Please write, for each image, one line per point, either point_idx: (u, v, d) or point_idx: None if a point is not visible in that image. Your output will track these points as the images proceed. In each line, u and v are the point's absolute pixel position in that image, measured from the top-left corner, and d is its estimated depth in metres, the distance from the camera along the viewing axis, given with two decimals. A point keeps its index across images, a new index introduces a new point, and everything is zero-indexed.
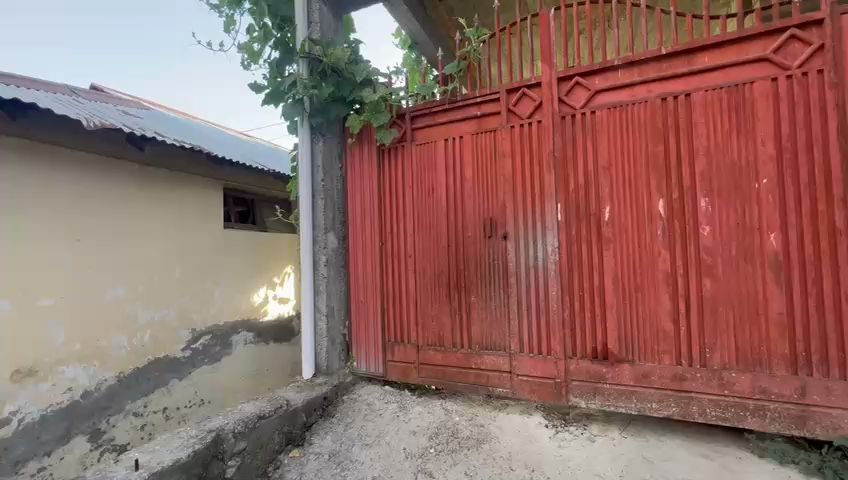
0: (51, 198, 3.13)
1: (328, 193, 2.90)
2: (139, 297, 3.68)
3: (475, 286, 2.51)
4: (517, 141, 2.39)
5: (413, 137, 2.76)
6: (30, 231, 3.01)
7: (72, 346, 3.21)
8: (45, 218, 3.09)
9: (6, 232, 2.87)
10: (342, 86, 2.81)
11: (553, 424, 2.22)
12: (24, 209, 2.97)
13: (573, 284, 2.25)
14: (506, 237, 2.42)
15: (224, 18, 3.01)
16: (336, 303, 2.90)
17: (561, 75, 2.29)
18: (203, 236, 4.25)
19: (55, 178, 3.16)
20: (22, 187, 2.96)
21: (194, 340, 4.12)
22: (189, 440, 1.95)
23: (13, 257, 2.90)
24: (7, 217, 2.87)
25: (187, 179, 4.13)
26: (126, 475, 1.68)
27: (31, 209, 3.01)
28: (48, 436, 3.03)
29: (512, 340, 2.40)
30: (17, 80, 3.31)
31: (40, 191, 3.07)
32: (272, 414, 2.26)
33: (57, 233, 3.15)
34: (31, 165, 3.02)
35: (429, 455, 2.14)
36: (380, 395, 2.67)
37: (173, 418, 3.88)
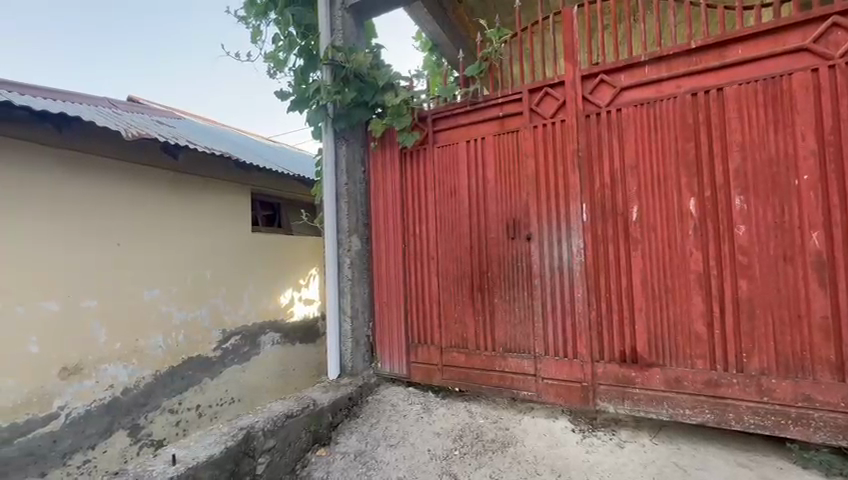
0: (52, 203, 3.08)
1: (352, 195, 2.96)
2: (173, 298, 3.84)
3: (498, 288, 2.50)
4: (540, 140, 2.36)
5: (435, 139, 2.77)
6: (37, 232, 2.99)
7: (113, 345, 3.39)
8: (53, 218, 3.08)
9: (8, 230, 2.83)
10: (364, 91, 2.85)
11: (580, 428, 2.18)
12: (32, 210, 2.96)
13: (600, 286, 2.20)
14: (530, 238, 2.39)
15: (251, 29, 3.11)
16: (361, 305, 2.95)
17: (586, 73, 2.25)
18: (232, 239, 4.40)
19: (64, 181, 3.16)
20: (23, 189, 2.92)
21: (225, 340, 4.27)
22: (222, 437, 2.02)
23: (26, 255, 2.92)
24: (6, 216, 2.82)
25: (217, 184, 4.28)
26: (165, 469, 1.76)
27: (30, 208, 2.95)
28: (92, 430, 3.21)
29: (537, 343, 2.37)
30: (63, 96, 3.54)
31: (47, 193, 3.05)
32: (300, 413, 2.31)
33: (58, 233, 3.10)
34: (44, 167, 3.04)
35: (454, 457, 2.14)
36: (404, 396, 2.69)
37: (205, 415, 4.02)
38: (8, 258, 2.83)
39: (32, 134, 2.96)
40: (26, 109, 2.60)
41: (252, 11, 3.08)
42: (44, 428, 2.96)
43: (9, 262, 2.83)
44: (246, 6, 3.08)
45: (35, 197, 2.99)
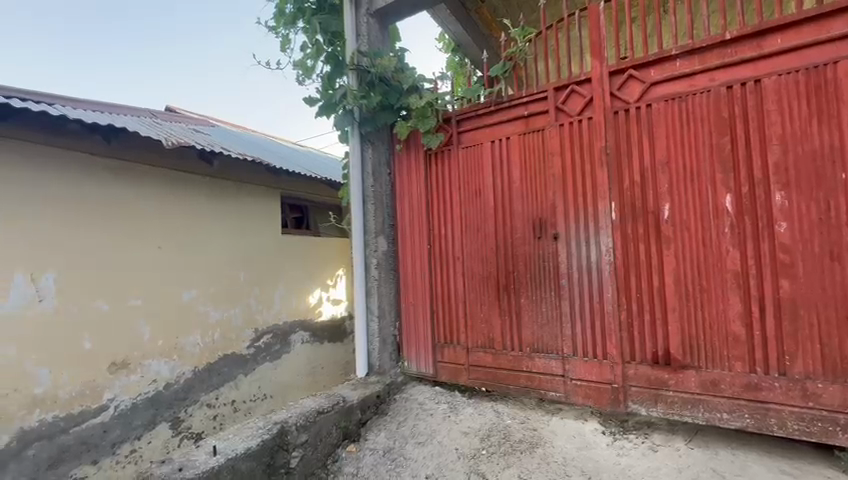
0: (95, 207, 3.26)
1: (378, 197, 3.01)
2: (210, 298, 4.02)
3: (525, 288, 2.49)
4: (567, 139, 2.34)
5: (460, 140, 2.78)
6: (85, 236, 3.19)
7: (156, 341, 3.59)
8: (100, 222, 3.28)
9: (59, 234, 3.04)
10: (390, 95, 2.91)
11: (610, 431, 2.14)
12: (79, 215, 3.16)
13: (630, 286, 2.15)
14: (557, 238, 2.37)
15: (280, 38, 3.21)
16: (388, 304, 3.00)
17: (614, 69, 2.21)
18: (263, 241, 4.55)
19: (110, 188, 3.36)
20: (72, 195, 3.13)
21: (258, 338, 4.43)
22: (258, 431, 2.11)
23: (75, 257, 3.12)
24: (58, 219, 3.04)
25: (249, 189, 4.44)
26: (206, 459, 1.85)
27: (72, 213, 3.12)
28: (138, 422, 3.41)
29: (565, 343, 2.34)
30: (109, 108, 3.77)
31: (91, 199, 3.24)
32: (331, 410, 2.38)
33: (104, 237, 3.30)
34: (91, 175, 3.25)
35: (482, 456, 2.16)
36: (431, 395, 2.72)
37: (240, 410, 4.19)
38: (61, 259, 3.05)
39: (81, 145, 3.18)
40: (78, 122, 2.80)
41: (281, 21, 3.18)
42: (95, 419, 3.17)
43: (62, 264, 3.05)
44: (275, 16, 3.19)
45: (84, 202, 3.20)
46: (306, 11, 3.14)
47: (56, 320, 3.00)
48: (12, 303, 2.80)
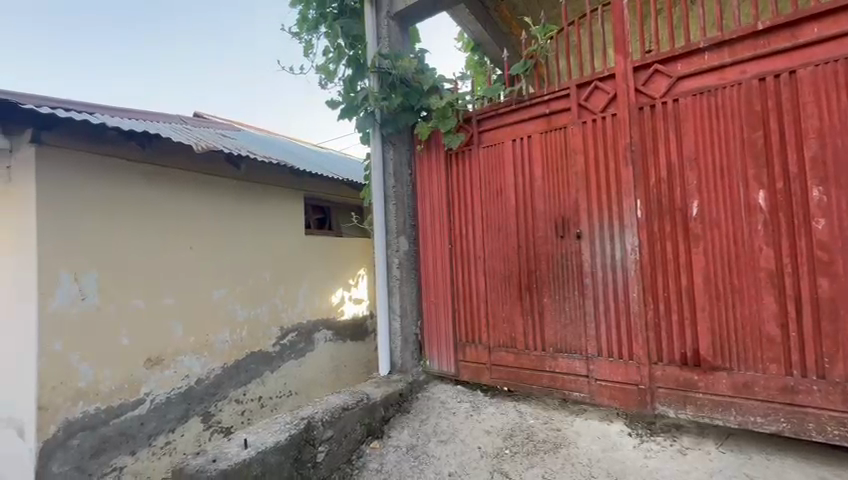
0: (131, 209, 3.42)
1: (399, 197, 3.05)
2: (237, 297, 4.15)
3: (547, 287, 2.47)
4: (589, 136, 2.31)
5: (480, 140, 2.78)
6: (122, 237, 3.35)
7: (187, 338, 3.73)
8: (136, 224, 3.44)
9: (99, 235, 3.21)
10: (410, 96, 2.93)
11: (637, 432, 2.09)
12: (117, 217, 3.33)
13: (657, 286, 2.11)
14: (580, 237, 2.35)
15: (303, 43, 3.29)
16: (409, 304, 3.03)
17: (638, 64, 2.17)
18: (287, 242, 4.66)
19: (145, 192, 3.52)
20: (111, 199, 3.30)
21: (283, 336, 4.55)
22: (286, 426, 2.17)
23: (113, 258, 3.29)
24: (98, 221, 3.22)
25: (274, 191, 4.56)
26: (238, 451, 1.92)
27: (111, 216, 3.29)
28: (172, 415, 3.56)
29: (589, 343, 2.32)
30: (142, 116, 3.94)
31: (128, 202, 3.40)
32: (355, 406, 2.43)
33: (140, 238, 3.46)
34: (128, 180, 3.42)
35: (505, 455, 2.15)
36: (453, 394, 2.74)
37: (266, 406, 4.31)
38: (101, 259, 3.22)
39: (118, 151, 3.35)
40: (116, 129, 2.95)
41: (304, 26, 3.26)
42: (133, 412, 3.33)
43: (103, 263, 3.22)
44: (298, 22, 3.27)
45: (121, 205, 3.36)
46: (328, 16, 3.21)
47: (97, 317, 3.17)
48: (59, 301, 2.96)
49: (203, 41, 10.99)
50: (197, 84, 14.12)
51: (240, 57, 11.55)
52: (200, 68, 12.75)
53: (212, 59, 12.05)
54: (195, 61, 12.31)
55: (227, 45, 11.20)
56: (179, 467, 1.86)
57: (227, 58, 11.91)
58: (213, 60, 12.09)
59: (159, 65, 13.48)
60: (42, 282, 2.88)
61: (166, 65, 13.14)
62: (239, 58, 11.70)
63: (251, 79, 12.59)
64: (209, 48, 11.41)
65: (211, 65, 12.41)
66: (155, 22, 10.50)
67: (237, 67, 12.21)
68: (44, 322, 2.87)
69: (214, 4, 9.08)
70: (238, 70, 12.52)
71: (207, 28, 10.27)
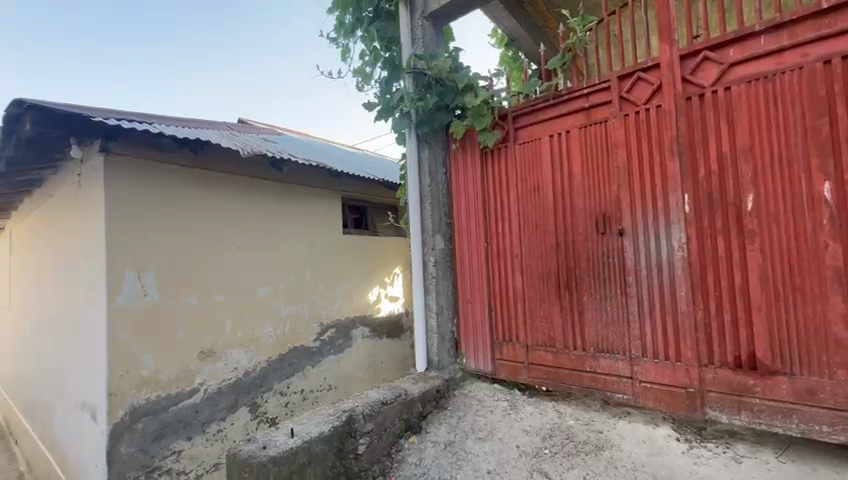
0: (184, 211, 3.65)
1: (435, 195, 3.08)
2: (280, 294, 4.34)
3: (587, 285, 2.42)
4: (632, 129, 2.23)
5: (516, 137, 2.75)
6: (177, 237, 3.59)
7: (236, 332, 3.95)
8: (189, 226, 3.67)
9: (156, 235, 3.46)
10: (445, 95, 2.95)
11: (686, 438, 2.01)
12: (172, 219, 3.57)
13: (708, 284, 2.01)
14: (622, 234, 2.27)
15: (341, 48, 3.39)
16: (446, 302, 3.06)
17: (685, 52, 2.07)
18: (326, 241, 4.81)
19: (196, 195, 3.76)
20: (168, 202, 3.55)
21: (323, 332, 4.71)
22: (328, 417, 2.25)
23: (170, 256, 3.53)
24: (156, 222, 3.47)
25: (313, 192, 4.72)
26: (285, 440, 2.02)
27: (167, 217, 3.54)
28: (222, 405, 3.79)
29: (632, 343, 2.24)
30: (193, 124, 4.21)
31: (181, 204, 3.64)
32: (394, 401, 2.48)
33: (192, 238, 3.69)
34: (182, 184, 3.66)
35: (544, 455, 2.13)
36: (490, 392, 2.74)
37: (308, 399, 4.49)
38: (159, 258, 3.47)
39: (174, 158, 3.60)
40: (171, 137, 3.17)
41: (341, 32, 3.36)
42: (189, 400, 3.57)
43: (161, 261, 3.47)
44: (336, 28, 3.38)
45: (176, 207, 3.60)
46: (364, 20, 3.28)
47: (157, 312, 3.42)
48: (125, 297, 3.23)
49: (228, 39, 11.83)
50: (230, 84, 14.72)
51: (273, 59, 11.98)
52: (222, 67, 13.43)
53: (245, 58, 12.58)
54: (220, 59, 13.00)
55: (257, 47, 11.71)
56: (233, 452, 1.98)
57: (259, 60, 12.41)
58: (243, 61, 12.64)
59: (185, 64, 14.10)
60: (110, 280, 3.16)
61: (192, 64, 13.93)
62: (265, 61, 12.33)
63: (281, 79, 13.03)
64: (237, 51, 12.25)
65: (246, 64, 12.96)
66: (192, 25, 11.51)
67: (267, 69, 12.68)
68: (112, 315, 3.16)
69: (240, 2, 9.71)
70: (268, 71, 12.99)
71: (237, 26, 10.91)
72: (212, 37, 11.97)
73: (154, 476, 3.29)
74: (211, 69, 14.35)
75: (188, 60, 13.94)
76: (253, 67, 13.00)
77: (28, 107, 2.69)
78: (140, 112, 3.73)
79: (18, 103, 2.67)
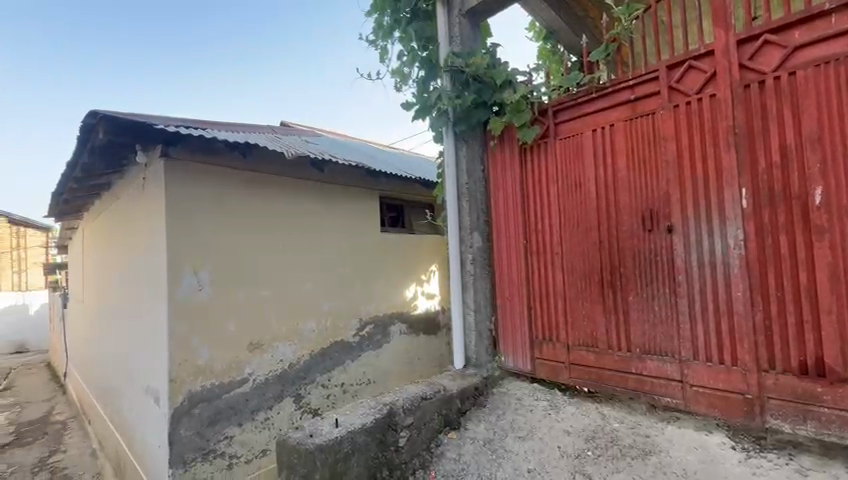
0: (233, 211, 3.87)
1: (472, 194, 3.08)
2: (323, 291, 4.49)
3: (632, 284, 2.33)
4: (683, 120, 2.12)
5: (557, 132, 2.69)
6: (227, 235, 3.81)
7: (281, 326, 4.14)
8: (238, 225, 3.89)
9: (209, 233, 3.69)
10: (483, 92, 2.94)
11: (743, 446, 1.88)
12: (223, 218, 3.79)
13: (768, 283, 1.88)
14: (671, 231, 2.17)
15: (379, 49, 3.45)
16: (483, 300, 3.06)
17: (743, 36, 1.94)
18: (365, 239, 4.93)
19: (244, 196, 3.96)
20: (219, 202, 3.78)
21: (362, 328, 4.83)
22: (371, 410, 2.31)
23: (222, 254, 3.76)
24: (209, 221, 3.70)
25: (353, 191, 4.85)
26: (330, 429, 2.11)
27: (219, 217, 3.77)
28: (269, 394, 3.98)
29: (683, 344, 2.15)
30: (240, 128, 4.44)
31: (230, 204, 3.86)
32: (433, 397, 2.52)
33: (242, 236, 3.91)
34: (232, 185, 3.88)
35: (587, 457, 2.08)
36: (529, 391, 2.71)
37: (348, 392, 4.63)
38: (212, 254, 3.70)
39: (225, 161, 3.82)
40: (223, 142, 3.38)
41: (379, 34, 3.43)
42: (239, 389, 3.79)
43: (214, 258, 3.70)
44: (374, 31, 3.45)
45: (226, 208, 3.82)
46: (402, 20, 3.31)
47: (210, 306, 3.66)
48: (183, 291, 3.48)
49: (270, 43, 12.36)
50: (271, 88, 15.38)
51: (311, 62, 12.40)
52: (264, 71, 14.05)
53: (286, 62, 13.11)
54: (263, 63, 13.63)
55: (297, 51, 12.16)
56: (282, 439, 2.09)
57: (299, 64, 12.86)
58: (284, 65, 13.17)
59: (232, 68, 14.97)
60: (170, 275, 3.42)
61: (239, 67, 14.73)
62: (303, 63, 12.73)
63: (317, 80, 13.43)
64: (279, 55, 12.80)
65: (287, 69, 13.51)
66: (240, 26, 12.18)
67: (305, 71, 13.11)
68: (173, 308, 3.42)
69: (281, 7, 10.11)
70: (306, 74, 13.47)
71: (278, 30, 11.38)
72: (256, 40, 12.56)
73: (210, 459, 3.53)
74: (253, 73, 15.06)
75: (233, 65, 14.73)
76: (292, 70, 13.45)
77: (101, 117, 2.97)
78: (194, 118, 3.99)
79: (93, 113, 2.96)
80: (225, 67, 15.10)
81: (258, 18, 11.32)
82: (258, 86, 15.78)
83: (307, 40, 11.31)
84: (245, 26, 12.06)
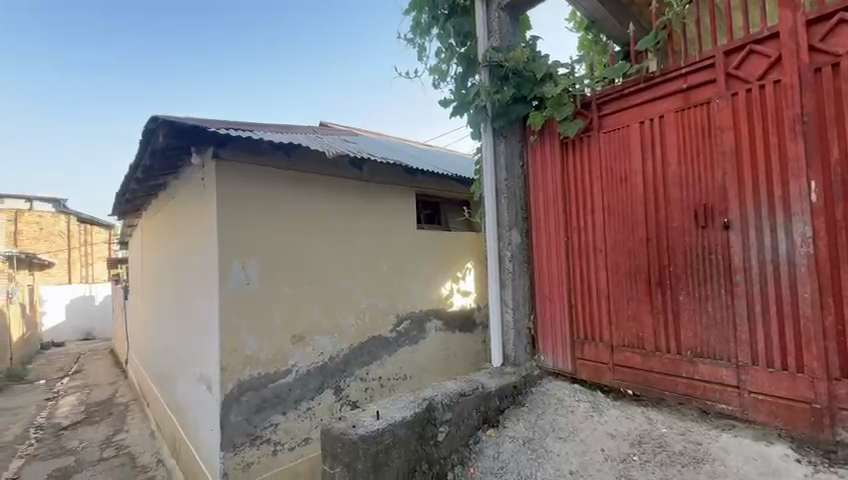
0: (277, 209, 4.03)
1: (511, 190, 3.03)
2: (361, 286, 4.59)
3: (683, 283, 2.22)
4: (743, 109, 1.98)
5: (601, 125, 2.59)
6: (272, 232, 3.98)
7: (322, 320, 4.28)
8: (282, 222, 4.05)
9: (256, 230, 3.87)
10: (522, 86, 2.88)
11: (809, 460, 1.73)
12: (267, 215, 3.96)
13: (841, 284, 1.73)
14: (727, 227, 2.04)
15: (417, 47, 3.47)
16: (522, 298, 3.02)
17: (813, 17, 1.79)
18: (402, 236, 4.98)
19: (288, 194, 4.12)
20: (264, 201, 3.95)
21: (399, 324, 4.90)
22: (410, 404, 2.33)
23: (267, 250, 3.93)
24: (256, 219, 3.88)
25: (390, 189, 4.91)
26: (371, 421, 2.16)
27: (264, 214, 3.94)
28: (311, 385, 4.14)
29: (740, 348, 2.02)
30: (284, 129, 4.61)
31: (275, 202, 4.02)
32: (471, 393, 2.52)
33: (286, 233, 4.07)
34: (276, 185, 4.05)
35: (633, 462, 1.99)
36: (570, 392, 2.65)
37: (386, 387, 4.73)
38: (258, 250, 3.87)
39: (270, 161, 3.99)
40: (268, 143, 3.53)
41: (417, 32, 3.45)
42: (283, 379, 3.96)
43: (260, 253, 3.88)
44: (412, 29, 3.48)
45: (271, 206, 3.99)
46: (440, 17, 3.34)
47: (257, 299, 3.84)
48: (233, 285, 3.68)
49: (308, 44, 12.74)
50: (309, 89, 15.87)
51: (348, 61, 12.67)
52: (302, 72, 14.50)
53: (323, 63, 13.48)
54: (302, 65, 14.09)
55: (335, 51, 12.47)
56: (326, 428, 2.16)
57: (336, 63, 13.19)
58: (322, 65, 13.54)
59: (273, 71, 15.58)
60: (221, 270, 3.63)
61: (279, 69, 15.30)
62: (341, 63, 13.04)
63: (354, 80, 13.71)
64: (317, 56, 13.20)
65: (325, 68, 13.92)
66: (280, 29, 12.63)
67: (342, 71, 13.43)
68: (223, 301, 3.62)
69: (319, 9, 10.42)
70: (343, 74, 13.80)
71: (317, 30, 11.72)
72: (296, 42, 12.99)
73: (257, 444, 3.73)
74: (293, 75, 15.60)
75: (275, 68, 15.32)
76: (330, 70, 13.82)
77: (161, 121, 3.20)
78: (241, 121, 4.19)
79: (154, 118, 3.19)
80: (267, 71, 15.75)
81: (298, 19, 11.70)
82: (297, 88, 16.32)
83: (344, 40, 11.57)
84: (286, 28, 12.51)
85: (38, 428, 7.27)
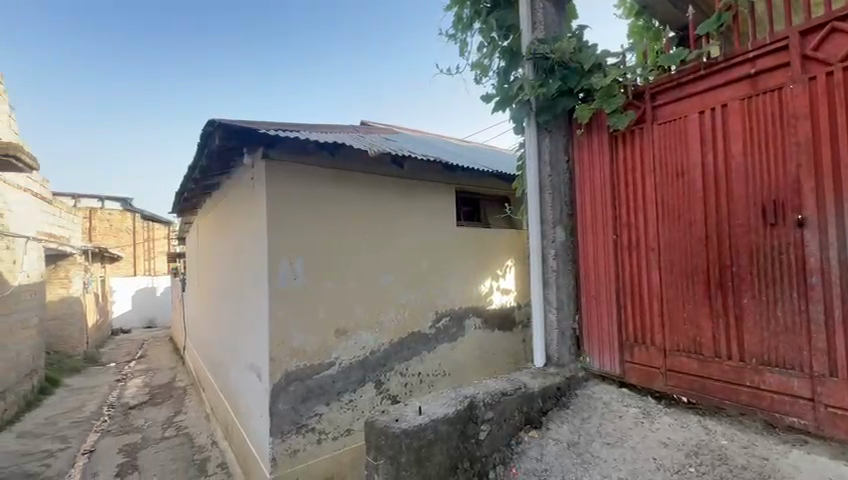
0: (322, 207, 4.16)
1: (556, 186, 2.94)
2: (401, 283, 4.65)
3: (747, 286, 2.06)
4: (822, 95, 1.80)
5: (656, 117, 2.45)
6: (317, 229, 4.11)
7: (364, 315, 4.38)
8: (325, 219, 4.17)
9: (302, 227, 4.02)
10: (569, 78, 2.78)
11: None
12: (313, 212, 4.10)
13: None
14: (801, 225, 1.86)
15: (459, 43, 3.44)
16: (567, 297, 2.93)
17: None
18: (441, 233, 4.99)
19: (331, 192, 4.24)
20: (310, 198, 4.09)
21: (438, 320, 4.92)
22: (451, 401, 2.33)
23: (312, 246, 4.07)
24: (302, 216, 4.03)
25: (430, 186, 4.92)
26: (414, 416, 2.18)
27: (310, 212, 4.08)
28: (353, 378, 4.25)
29: (814, 357, 1.85)
30: (327, 129, 4.74)
31: (319, 200, 4.15)
32: (513, 393, 2.48)
33: (330, 230, 4.19)
34: (321, 183, 4.18)
35: (689, 473, 1.88)
36: (618, 396, 2.54)
37: (425, 382, 4.76)
38: (304, 246, 4.02)
39: (315, 160, 4.12)
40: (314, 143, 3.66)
41: (459, 27, 3.41)
42: (327, 371, 4.10)
43: (306, 249, 4.03)
44: (454, 24, 3.44)
45: (316, 203, 4.12)
46: (482, 11, 3.28)
47: (303, 293, 3.99)
48: (281, 280, 3.86)
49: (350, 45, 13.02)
50: None
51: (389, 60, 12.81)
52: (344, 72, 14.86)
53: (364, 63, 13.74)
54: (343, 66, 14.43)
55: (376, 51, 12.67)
56: (370, 421, 2.21)
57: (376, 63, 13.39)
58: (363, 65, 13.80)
59: (316, 72, 16.06)
60: (270, 265, 3.81)
61: (322, 70, 15.77)
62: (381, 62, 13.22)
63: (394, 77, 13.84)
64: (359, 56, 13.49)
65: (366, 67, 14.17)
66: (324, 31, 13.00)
67: (382, 69, 13.61)
68: (272, 294, 3.81)
69: None
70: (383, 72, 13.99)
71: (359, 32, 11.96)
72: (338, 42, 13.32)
73: (303, 432, 3.89)
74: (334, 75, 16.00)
75: (317, 70, 15.80)
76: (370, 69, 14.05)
77: (218, 125, 3.40)
78: (287, 122, 4.35)
79: (211, 122, 3.40)
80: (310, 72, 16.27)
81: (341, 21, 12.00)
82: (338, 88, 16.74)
83: (385, 39, 11.70)
84: (329, 30, 12.86)
85: (110, 406, 8.01)
